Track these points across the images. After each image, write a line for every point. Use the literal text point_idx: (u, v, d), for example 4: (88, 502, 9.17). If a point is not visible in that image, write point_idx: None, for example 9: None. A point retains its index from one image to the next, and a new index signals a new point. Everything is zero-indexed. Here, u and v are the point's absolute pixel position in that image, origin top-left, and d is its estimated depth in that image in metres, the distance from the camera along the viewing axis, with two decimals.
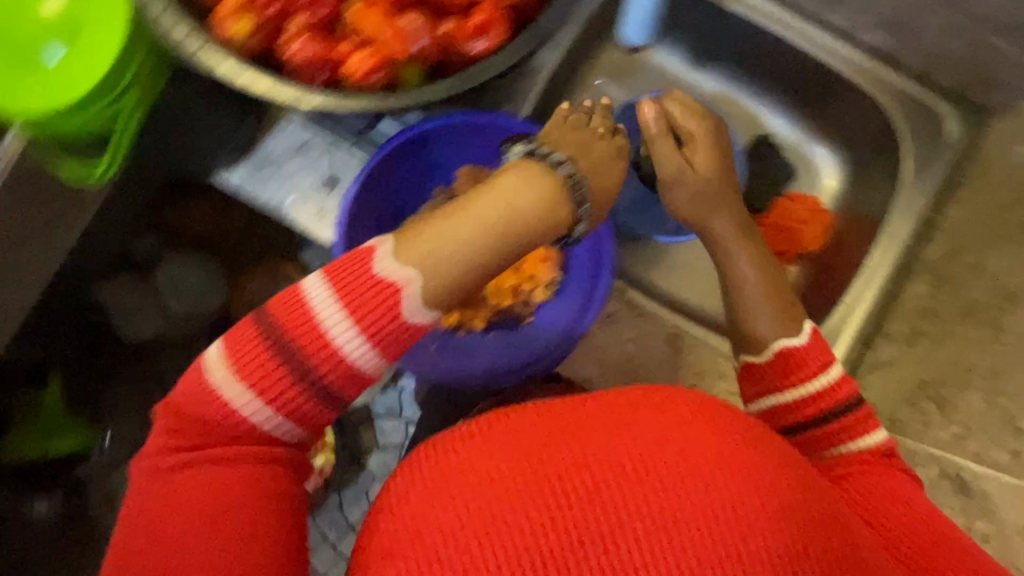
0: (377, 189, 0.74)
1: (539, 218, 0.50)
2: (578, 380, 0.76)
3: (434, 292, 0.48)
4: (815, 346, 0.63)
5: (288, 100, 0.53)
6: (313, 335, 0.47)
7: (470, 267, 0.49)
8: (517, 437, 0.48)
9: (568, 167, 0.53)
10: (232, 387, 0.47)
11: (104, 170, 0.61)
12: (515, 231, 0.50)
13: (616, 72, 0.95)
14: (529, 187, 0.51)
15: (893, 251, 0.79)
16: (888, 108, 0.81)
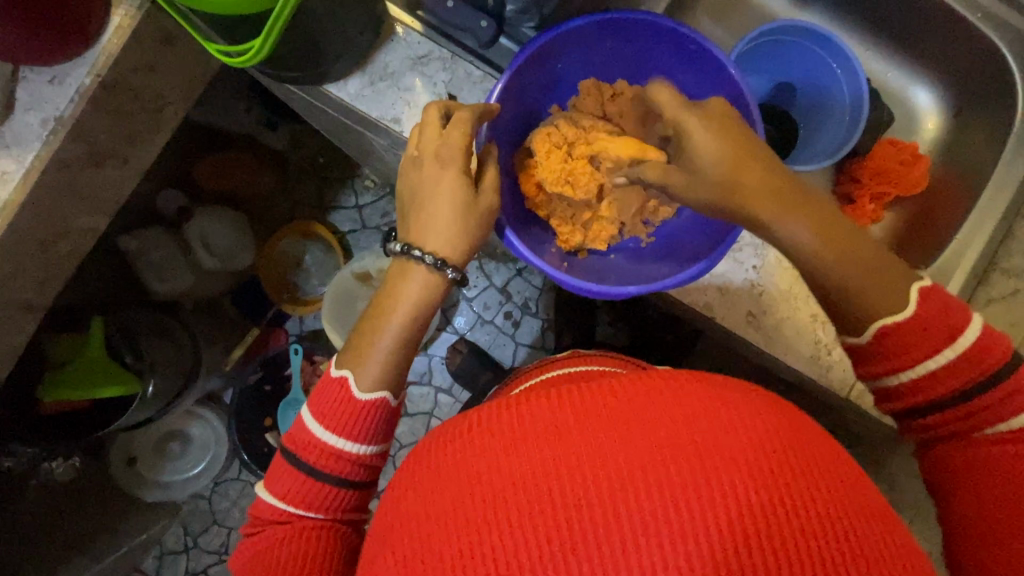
0: (513, 100, 0.68)
1: (433, 294, 0.60)
2: (700, 309, 0.75)
3: (374, 379, 0.59)
4: (932, 319, 0.54)
5: None
6: (337, 431, 0.58)
7: (400, 349, 0.60)
8: (530, 424, 0.45)
9: (436, 248, 0.59)
10: (303, 455, 0.59)
11: (257, 54, 0.56)
12: (415, 315, 0.60)
13: (716, 8, 0.93)
14: (420, 281, 0.59)
15: (1006, 193, 0.81)
16: (1001, 46, 0.81)
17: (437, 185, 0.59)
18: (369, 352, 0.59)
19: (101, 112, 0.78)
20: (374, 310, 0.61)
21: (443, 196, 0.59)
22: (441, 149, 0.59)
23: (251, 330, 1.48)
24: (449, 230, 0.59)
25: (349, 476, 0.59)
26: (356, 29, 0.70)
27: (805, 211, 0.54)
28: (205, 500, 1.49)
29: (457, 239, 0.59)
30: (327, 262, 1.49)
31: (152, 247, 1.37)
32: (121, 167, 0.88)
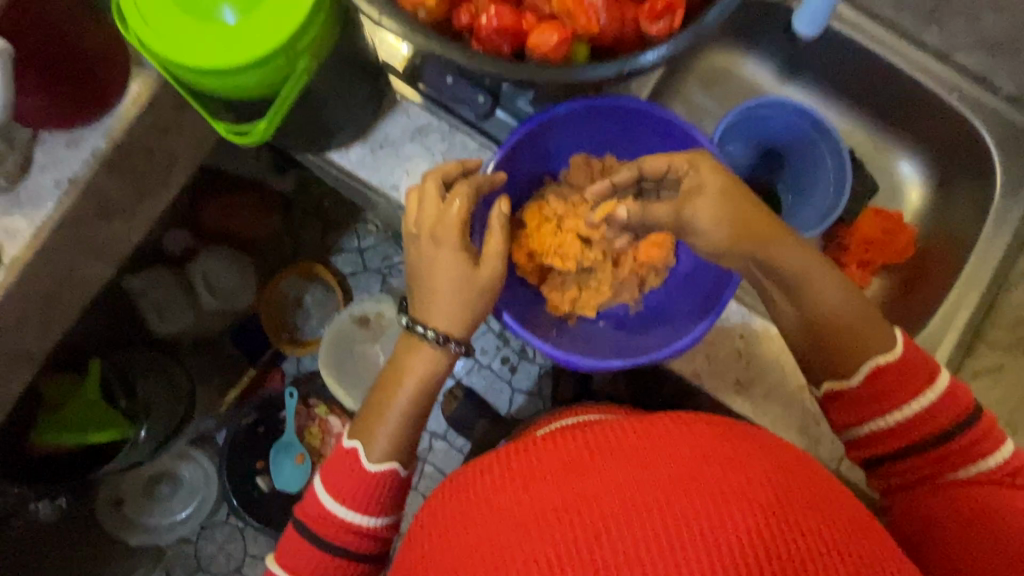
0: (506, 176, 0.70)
1: (437, 366, 0.63)
2: (688, 376, 0.76)
3: (383, 450, 0.62)
4: (908, 365, 0.60)
5: (458, 62, 0.51)
6: (348, 505, 0.61)
7: (408, 420, 0.63)
8: (546, 456, 0.52)
9: (438, 324, 0.62)
10: (318, 526, 0.61)
11: (262, 134, 0.59)
12: (420, 388, 0.63)
13: (705, 80, 0.98)
14: (425, 356, 0.63)
15: (990, 264, 0.83)
16: (978, 125, 0.85)
17: (434, 260, 0.61)
18: (379, 425, 0.63)
19: (113, 172, 0.82)
20: (385, 383, 0.65)
21: (441, 271, 0.61)
22: (437, 228, 0.61)
23: (247, 370, 1.50)
24: (449, 305, 0.61)
25: (358, 547, 0.61)
26: (360, 102, 0.74)
27: (792, 257, 0.62)
28: (191, 544, 1.45)
29: (454, 313, 0.62)
30: (326, 303, 1.51)
31: (153, 288, 1.38)
32: (130, 221, 0.91)
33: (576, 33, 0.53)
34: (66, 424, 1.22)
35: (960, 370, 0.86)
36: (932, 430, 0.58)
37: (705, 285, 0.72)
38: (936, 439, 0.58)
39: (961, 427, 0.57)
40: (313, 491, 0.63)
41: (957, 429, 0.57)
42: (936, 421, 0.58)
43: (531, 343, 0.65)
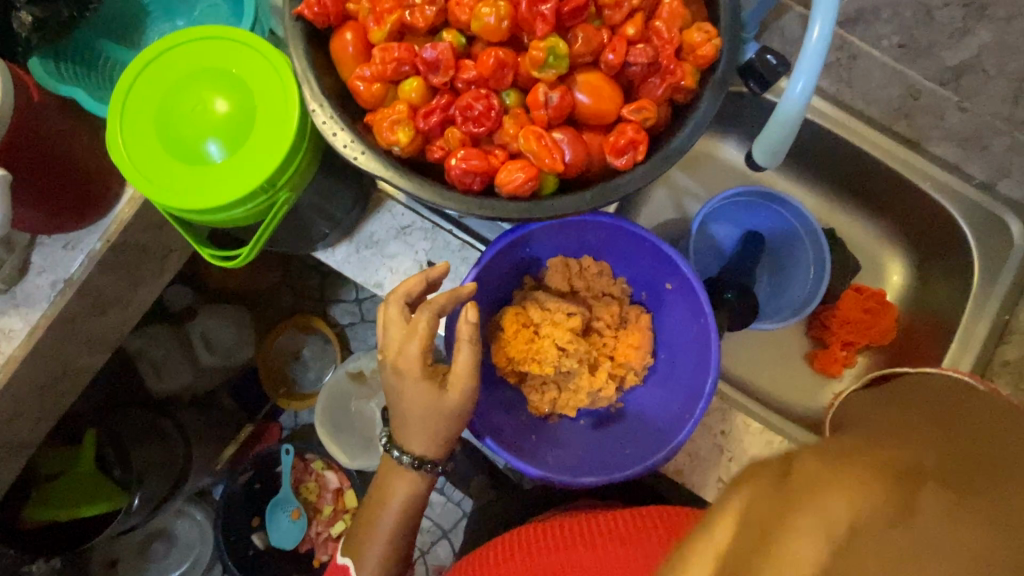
0: (485, 283, 0.71)
1: (417, 488, 0.68)
2: (670, 473, 0.76)
3: (371, 569, 0.68)
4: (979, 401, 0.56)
5: (430, 201, 0.53)
6: None
7: (393, 540, 0.68)
8: (524, 554, 0.69)
9: (414, 449, 0.66)
10: None
11: (243, 260, 0.60)
12: (403, 511, 0.68)
13: (685, 163, 1.01)
14: (404, 480, 0.68)
15: (971, 351, 0.83)
16: (954, 213, 0.87)
17: (402, 386, 0.62)
18: (366, 546, 0.68)
19: (108, 269, 0.84)
20: (371, 503, 0.70)
21: (413, 396, 0.62)
22: (400, 357, 0.61)
23: (246, 427, 1.53)
24: (422, 432, 0.64)
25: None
26: (346, 206, 0.77)
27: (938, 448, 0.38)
28: None
29: (424, 437, 0.64)
30: (324, 355, 1.54)
31: (153, 345, 1.38)
32: (126, 310, 0.93)
33: (542, 169, 0.55)
34: (62, 498, 1.22)
35: None
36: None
37: (681, 389, 0.71)
38: None
39: None
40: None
41: None
42: None
43: (508, 459, 0.66)
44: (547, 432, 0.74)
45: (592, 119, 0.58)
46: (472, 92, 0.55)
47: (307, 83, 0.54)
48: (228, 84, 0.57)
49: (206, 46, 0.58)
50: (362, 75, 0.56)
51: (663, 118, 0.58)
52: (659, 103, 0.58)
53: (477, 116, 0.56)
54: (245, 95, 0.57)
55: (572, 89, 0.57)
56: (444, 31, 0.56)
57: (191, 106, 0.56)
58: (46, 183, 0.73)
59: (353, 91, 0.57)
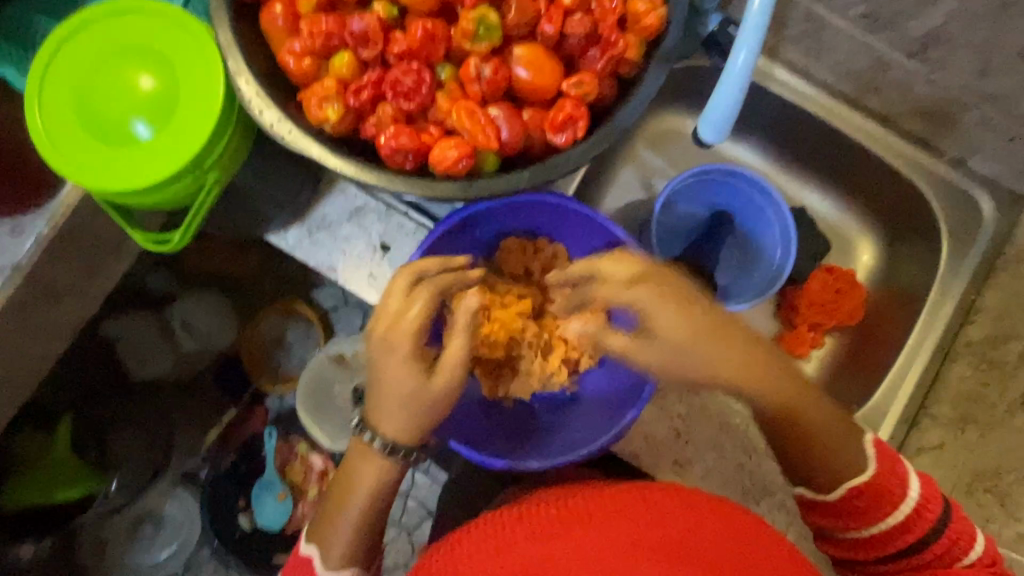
0: None
1: (388, 475, 0.64)
2: (626, 457, 0.75)
3: (340, 559, 0.63)
4: (883, 472, 0.59)
5: (359, 179, 0.51)
6: None
7: (361, 531, 0.63)
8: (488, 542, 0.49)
9: (388, 432, 0.62)
10: None
11: (177, 243, 0.59)
12: (374, 498, 0.64)
13: (655, 140, 0.98)
14: (377, 466, 0.63)
15: (933, 334, 0.83)
16: (925, 192, 0.85)
17: (385, 363, 0.60)
18: (332, 533, 0.63)
19: (59, 256, 0.82)
20: (340, 489, 0.65)
21: (399, 375, 0.59)
22: (400, 329, 0.59)
23: (229, 412, 1.49)
24: (404, 416, 0.61)
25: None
26: (295, 187, 0.75)
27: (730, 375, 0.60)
28: None
29: (399, 419, 0.61)
30: (308, 339, 1.50)
31: (132, 331, 1.39)
32: (83, 298, 0.91)
33: (478, 147, 0.53)
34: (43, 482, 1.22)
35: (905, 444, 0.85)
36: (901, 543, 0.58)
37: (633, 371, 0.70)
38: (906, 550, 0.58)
39: (930, 538, 0.57)
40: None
41: (934, 533, 0.57)
42: (914, 530, 0.58)
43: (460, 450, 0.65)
44: (501, 415, 0.74)
45: (532, 93, 0.55)
46: (404, 66, 0.53)
47: (231, 57, 0.52)
48: (152, 59, 0.55)
49: (128, 18, 0.55)
50: (292, 49, 0.54)
51: (608, 92, 0.56)
52: (603, 76, 0.55)
53: (409, 90, 0.54)
54: (169, 71, 0.54)
55: (510, 62, 0.55)
56: (375, 1, 0.54)
57: (112, 84, 0.54)
58: None
59: (284, 67, 0.55)
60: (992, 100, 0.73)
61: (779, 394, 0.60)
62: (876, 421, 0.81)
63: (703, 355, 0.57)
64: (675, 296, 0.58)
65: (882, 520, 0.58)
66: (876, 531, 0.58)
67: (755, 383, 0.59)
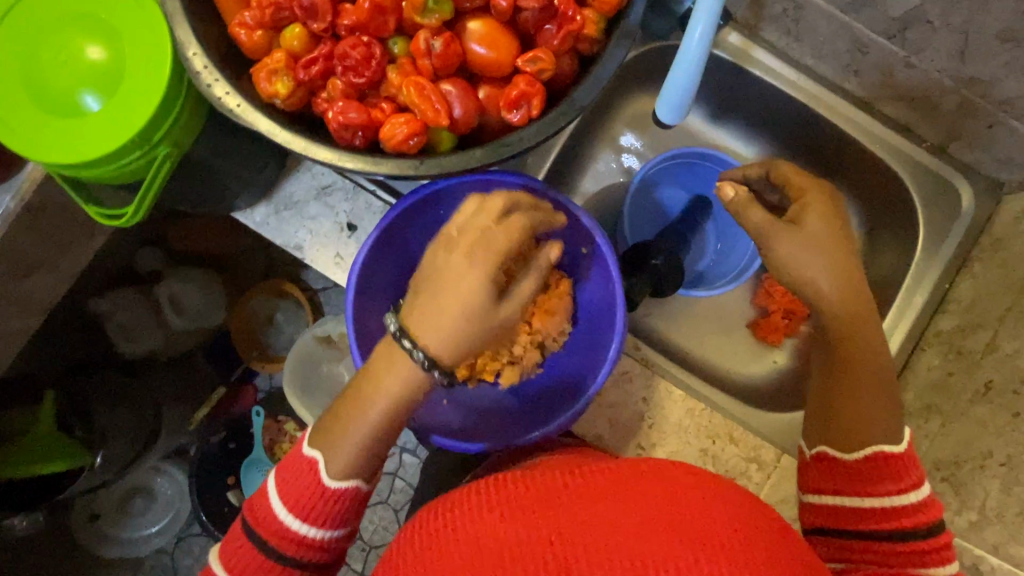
0: (394, 248, 0.69)
1: (416, 390, 0.58)
2: (589, 439, 0.75)
3: (343, 471, 0.61)
4: (911, 460, 0.60)
5: (306, 154, 0.50)
6: (296, 516, 0.61)
7: (372, 443, 0.61)
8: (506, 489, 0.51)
9: (430, 345, 0.56)
10: (267, 528, 0.61)
11: (129, 218, 0.58)
12: (393, 410, 0.60)
13: (634, 123, 0.96)
14: (413, 378, 0.58)
15: (906, 322, 0.81)
16: (903, 178, 0.83)
17: (464, 273, 0.55)
18: (339, 440, 0.61)
19: (27, 230, 0.82)
20: (358, 392, 0.61)
21: (455, 281, 0.55)
22: (474, 243, 0.55)
23: (218, 389, 1.52)
24: (449, 327, 0.55)
25: (308, 558, 0.62)
26: (260, 164, 0.74)
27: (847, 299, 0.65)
28: (168, 555, 1.52)
29: (452, 335, 0.55)
30: (297, 319, 1.50)
31: (121, 309, 1.39)
32: (53, 273, 0.91)
33: (429, 125, 0.52)
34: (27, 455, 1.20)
35: None
36: (894, 525, 0.57)
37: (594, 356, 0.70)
38: (897, 536, 0.57)
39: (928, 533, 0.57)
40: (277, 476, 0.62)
41: (935, 529, 0.57)
42: (910, 521, 0.57)
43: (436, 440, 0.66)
44: (464, 398, 0.73)
45: (488, 70, 0.55)
46: (355, 38, 0.52)
47: (177, 26, 0.51)
48: (101, 30, 0.54)
49: None
50: (243, 21, 0.53)
51: (566, 69, 0.54)
52: (561, 53, 0.54)
53: (358, 65, 0.53)
54: (119, 42, 0.54)
55: (466, 38, 0.54)
56: None
57: (60, 54, 0.54)
58: None
59: (236, 40, 0.53)
60: (973, 84, 0.71)
61: (872, 342, 0.65)
62: None
63: (831, 256, 0.64)
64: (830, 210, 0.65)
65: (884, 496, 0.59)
66: (871, 503, 0.59)
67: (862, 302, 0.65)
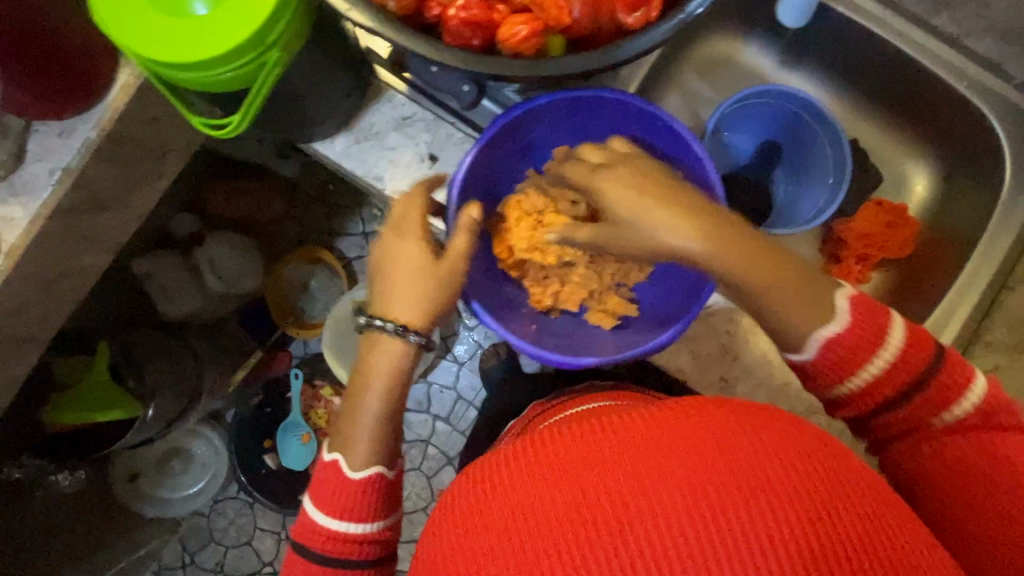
0: (485, 171, 0.72)
1: (401, 358, 0.64)
2: (672, 371, 0.76)
3: (363, 457, 0.64)
4: (859, 316, 0.58)
5: (425, 54, 0.50)
6: (339, 516, 0.63)
7: (383, 417, 0.64)
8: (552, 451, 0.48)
9: (401, 317, 0.64)
10: (318, 539, 0.63)
11: (235, 127, 0.58)
12: (390, 384, 0.64)
13: (704, 67, 0.95)
14: (387, 351, 0.64)
15: (993, 262, 0.80)
16: (989, 114, 0.81)
17: (398, 249, 0.65)
18: (354, 431, 0.64)
19: (105, 162, 0.83)
20: (354, 392, 0.65)
21: (401, 262, 0.64)
22: (399, 224, 0.66)
23: (254, 352, 1.49)
24: (412, 297, 0.64)
25: (361, 556, 0.63)
26: (344, 91, 0.74)
27: (717, 234, 0.57)
28: (204, 517, 1.50)
29: (417, 301, 0.63)
30: (333, 287, 1.48)
31: (161, 270, 1.37)
32: (125, 211, 0.92)
33: (547, 25, 0.52)
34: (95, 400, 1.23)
35: None
36: (894, 386, 0.58)
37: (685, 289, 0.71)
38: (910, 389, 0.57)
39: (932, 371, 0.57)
40: (316, 492, 0.64)
41: (932, 367, 0.57)
42: (909, 372, 0.57)
43: (511, 343, 0.67)
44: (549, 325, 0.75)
45: None
46: None
47: None
48: None
49: None
50: None
51: None
52: None
53: None
54: None
55: None
56: None
57: None
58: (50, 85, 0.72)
59: None
60: None
61: (760, 274, 0.58)
62: None
63: (662, 232, 0.57)
64: (618, 179, 0.60)
65: (871, 366, 0.57)
66: (865, 380, 0.58)
67: (741, 268, 0.57)
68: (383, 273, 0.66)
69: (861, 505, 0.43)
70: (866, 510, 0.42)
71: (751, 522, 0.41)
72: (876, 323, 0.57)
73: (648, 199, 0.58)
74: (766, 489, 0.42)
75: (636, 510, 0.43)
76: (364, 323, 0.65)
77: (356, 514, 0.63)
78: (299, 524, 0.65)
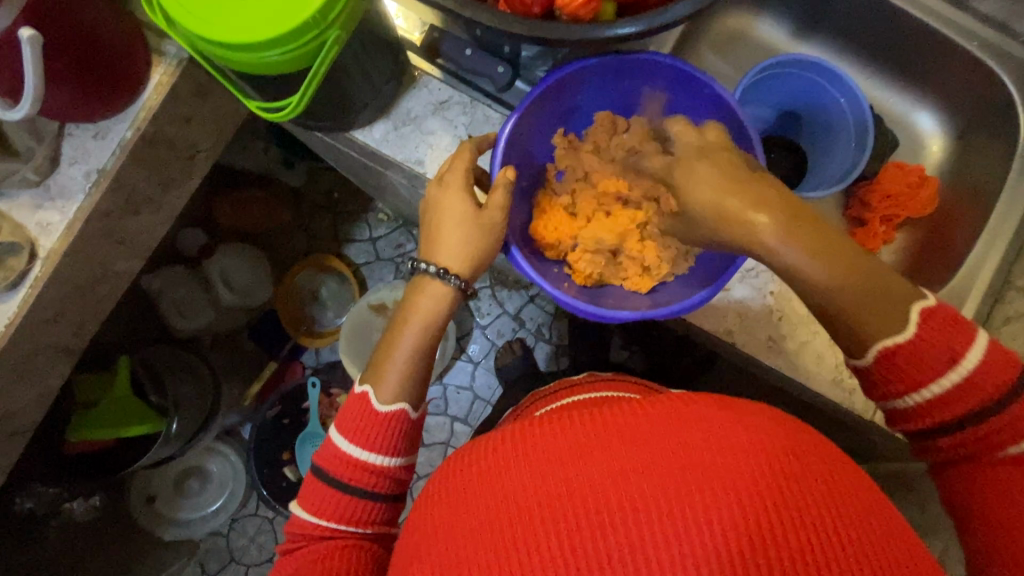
0: (534, 129, 0.75)
1: (441, 302, 0.65)
2: (721, 335, 0.77)
3: (393, 391, 0.63)
4: (925, 336, 0.53)
5: (492, 23, 0.53)
6: (361, 445, 0.61)
7: (416, 359, 0.64)
8: (536, 448, 0.51)
9: (442, 259, 0.65)
10: (338, 468, 0.61)
11: (296, 104, 0.60)
12: (425, 327, 0.65)
13: (720, 44, 0.98)
14: (432, 293, 0.65)
15: (1016, 213, 0.83)
16: (1001, 72, 0.84)
17: (442, 199, 0.66)
18: (387, 365, 0.64)
19: (138, 163, 0.83)
20: (390, 333, 0.66)
21: (445, 206, 0.66)
22: (447, 175, 0.68)
23: (270, 364, 1.43)
24: (456, 243, 0.65)
25: (376, 487, 0.62)
26: (385, 76, 0.75)
27: (796, 222, 0.52)
28: (223, 537, 1.41)
29: (458, 243, 0.65)
30: (342, 295, 1.44)
31: (175, 286, 1.32)
32: (155, 213, 0.91)
33: None
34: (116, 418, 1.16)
35: (988, 321, 0.87)
36: (957, 412, 0.54)
37: None
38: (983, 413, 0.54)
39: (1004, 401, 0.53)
40: (341, 418, 0.63)
41: (1002, 403, 0.53)
42: (971, 400, 0.54)
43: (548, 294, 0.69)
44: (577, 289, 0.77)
45: None
46: None
47: None
48: None
49: None
50: None
51: None
52: None
53: None
54: None
55: None
56: None
57: None
58: (90, 88, 0.72)
59: None
60: None
61: (825, 262, 0.52)
62: (956, 303, 0.82)
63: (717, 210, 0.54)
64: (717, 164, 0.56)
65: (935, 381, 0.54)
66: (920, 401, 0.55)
67: (797, 238, 0.51)
68: (427, 215, 0.67)
69: (816, 504, 0.44)
70: (815, 514, 0.44)
71: (698, 516, 0.44)
72: (953, 342, 0.53)
73: (731, 179, 0.55)
74: (718, 484, 0.45)
75: (599, 506, 0.46)
76: (411, 265, 0.67)
77: (376, 447, 0.62)
78: (323, 457, 0.63)
